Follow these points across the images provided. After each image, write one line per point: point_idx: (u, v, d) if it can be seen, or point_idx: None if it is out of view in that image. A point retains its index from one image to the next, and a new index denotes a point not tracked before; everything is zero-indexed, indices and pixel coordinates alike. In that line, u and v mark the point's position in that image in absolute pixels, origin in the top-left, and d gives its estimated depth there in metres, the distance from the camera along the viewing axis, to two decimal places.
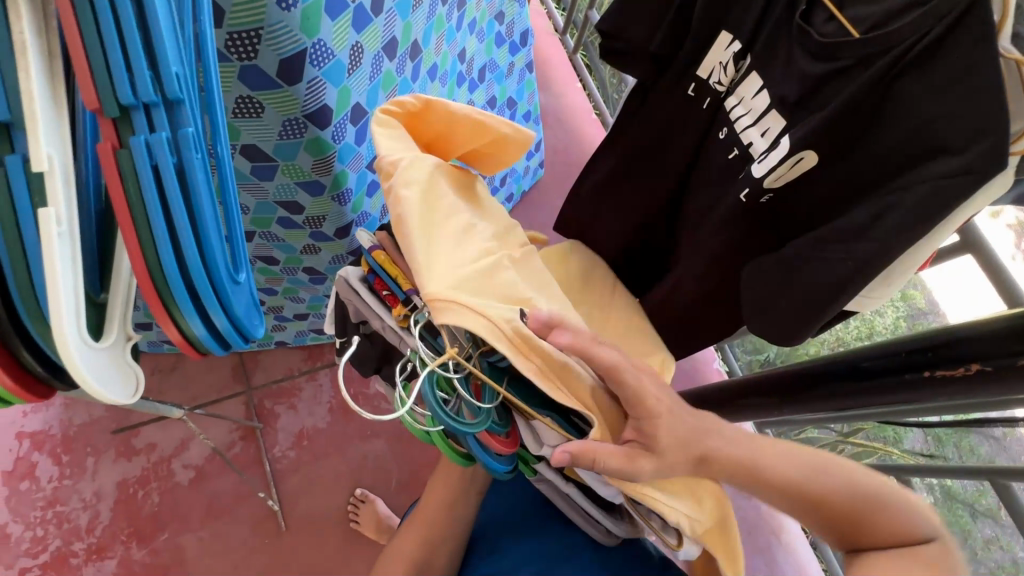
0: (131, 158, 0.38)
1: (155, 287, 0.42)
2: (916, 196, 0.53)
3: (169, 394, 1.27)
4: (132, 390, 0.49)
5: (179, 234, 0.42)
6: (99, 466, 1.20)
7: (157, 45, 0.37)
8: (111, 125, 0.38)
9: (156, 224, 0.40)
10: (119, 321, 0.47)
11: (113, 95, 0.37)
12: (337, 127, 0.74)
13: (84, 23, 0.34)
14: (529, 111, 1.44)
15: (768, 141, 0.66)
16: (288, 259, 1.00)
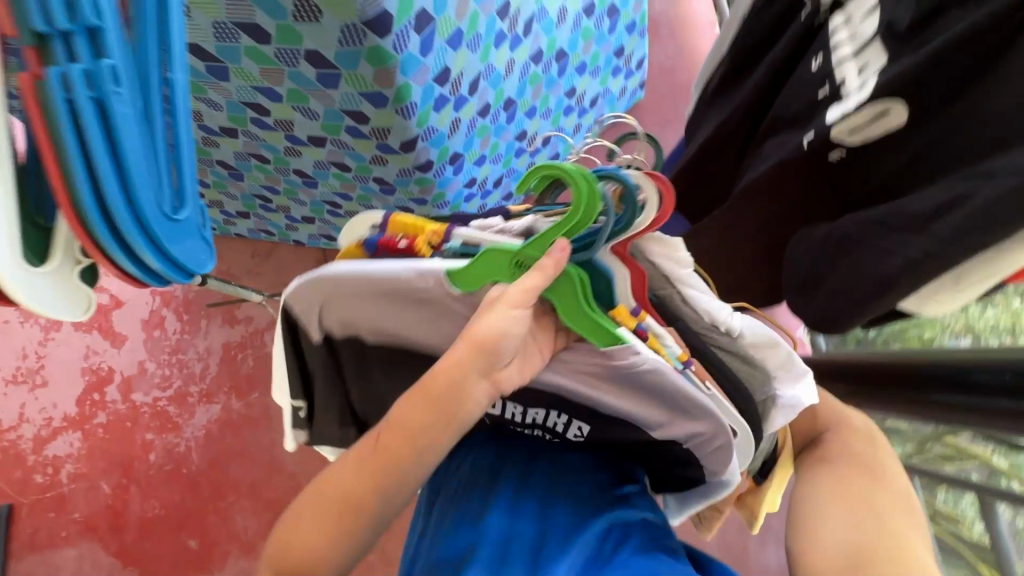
0: (47, 88, 0.43)
1: (78, 220, 0.50)
2: (989, 195, 0.42)
3: (264, 276, 1.43)
4: (83, 307, 0.60)
5: (102, 179, 0.49)
6: (210, 328, 1.42)
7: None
8: (37, 54, 0.44)
9: (76, 160, 0.46)
10: (64, 245, 0.56)
11: (31, 25, 0.42)
12: (399, 36, 0.71)
13: None
14: (634, 21, 1.27)
15: (863, 80, 0.53)
16: (359, 168, 1.02)
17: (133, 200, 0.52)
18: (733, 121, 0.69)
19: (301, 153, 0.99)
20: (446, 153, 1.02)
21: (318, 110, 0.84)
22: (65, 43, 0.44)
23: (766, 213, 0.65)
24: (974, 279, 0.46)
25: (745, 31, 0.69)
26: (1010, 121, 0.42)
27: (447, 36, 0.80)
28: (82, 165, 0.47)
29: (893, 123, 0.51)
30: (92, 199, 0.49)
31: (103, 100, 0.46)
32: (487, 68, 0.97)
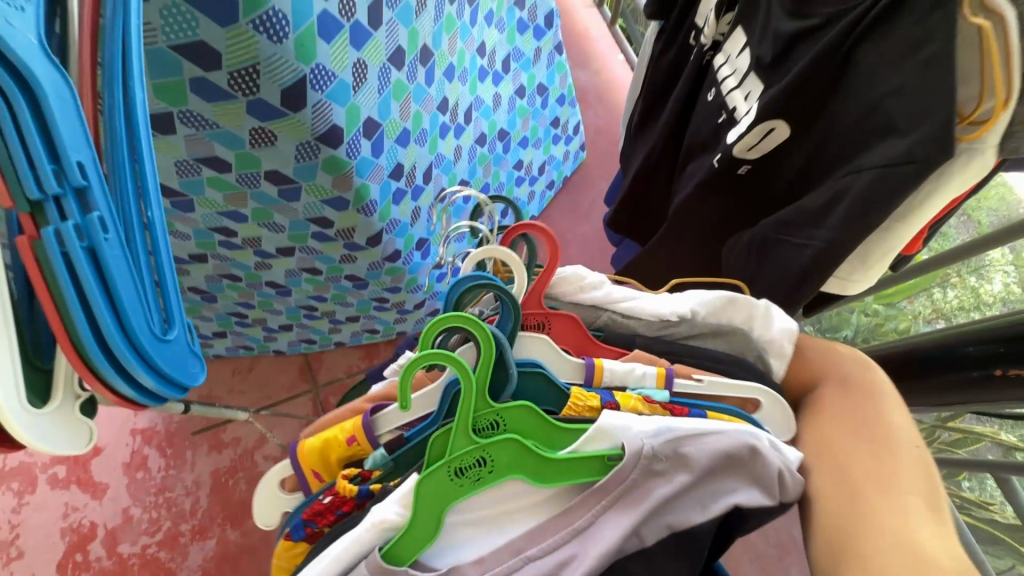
0: (44, 250, 0.39)
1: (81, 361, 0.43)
2: (864, 184, 0.53)
3: (248, 393, 1.40)
4: (85, 439, 0.51)
5: (97, 309, 0.42)
6: (197, 458, 1.37)
7: (51, 128, 0.37)
8: (29, 217, 0.38)
9: (69, 296, 0.40)
10: (66, 380, 0.49)
11: (22, 189, 0.37)
12: (351, 144, 0.77)
13: None
14: (563, 93, 1.40)
15: (749, 104, 0.64)
16: (330, 269, 1.05)
17: (128, 326, 0.44)
18: (659, 148, 0.80)
19: (271, 265, 1.02)
20: (412, 239, 1.07)
21: (283, 223, 0.88)
22: (57, 200, 0.39)
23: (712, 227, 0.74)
24: (878, 259, 0.59)
25: (650, 78, 0.83)
26: (865, 124, 0.54)
27: (395, 136, 0.87)
28: (79, 303, 0.41)
29: (779, 135, 0.62)
30: (91, 331, 0.42)
31: (95, 250, 0.41)
32: (438, 157, 1.04)
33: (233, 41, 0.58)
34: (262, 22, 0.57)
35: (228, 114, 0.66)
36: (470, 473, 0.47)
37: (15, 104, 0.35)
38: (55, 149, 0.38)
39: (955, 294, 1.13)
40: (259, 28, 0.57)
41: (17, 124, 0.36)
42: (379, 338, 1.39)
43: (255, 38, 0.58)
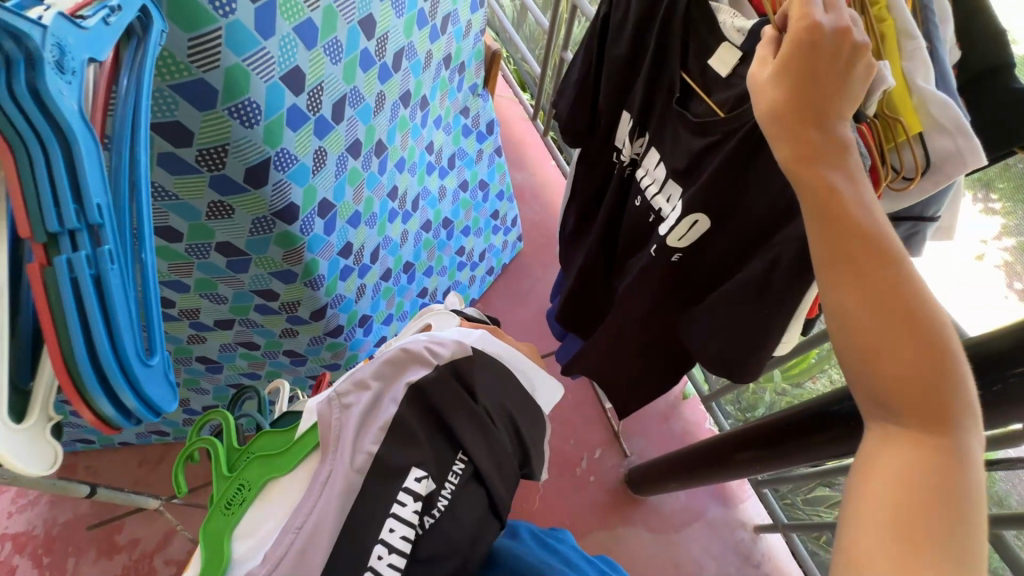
0: (57, 276, 0.38)
1: (71, 384, 0.40)
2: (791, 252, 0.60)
3: (155, 485, 1.26)
4: (50, 461, 0.43)
5: (96, 335, 0.40)
6: (80, 567, 1.17)
7: (81, 175, 0.37)
8: (41, 247, 0.38)
9: (73, 324, 0.38)
10: (44, 401, 0.41)
11: (41, 220, 0.37)
12: (305, 221, 0.82)
13: (21, 163, 0.36)
14: (502, 189, 1.55)
15: (672, 205, 0.74)
16: (268, 343, 1.04)
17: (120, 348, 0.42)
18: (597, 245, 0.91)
19: (206, 338, 0.99)
20: (355, 316, 1.09)
21: (227, 294, 0.89)
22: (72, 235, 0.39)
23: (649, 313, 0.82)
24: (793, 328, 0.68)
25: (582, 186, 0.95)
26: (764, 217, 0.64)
27: (347, 217, 0.93)
28: (78, 328, 0.39)
29: (701, 225, 0.70)
30: (87, 356, 0.40)
31: (101, 277, 0.40)
32: (385, 239, 1.11)
33: (208, 124, 0.64)
34: (237, 109, 0.64)
35: (190, 187, 0.70)
36: (233, 499, 0.57)
37: (52, 150, 0.36)
38: (79, 191, 0.38)
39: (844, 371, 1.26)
40: (234, 114, 0.64)
41: (51, 166, 0.36)
42: None
43: (229, 122, 0.64)
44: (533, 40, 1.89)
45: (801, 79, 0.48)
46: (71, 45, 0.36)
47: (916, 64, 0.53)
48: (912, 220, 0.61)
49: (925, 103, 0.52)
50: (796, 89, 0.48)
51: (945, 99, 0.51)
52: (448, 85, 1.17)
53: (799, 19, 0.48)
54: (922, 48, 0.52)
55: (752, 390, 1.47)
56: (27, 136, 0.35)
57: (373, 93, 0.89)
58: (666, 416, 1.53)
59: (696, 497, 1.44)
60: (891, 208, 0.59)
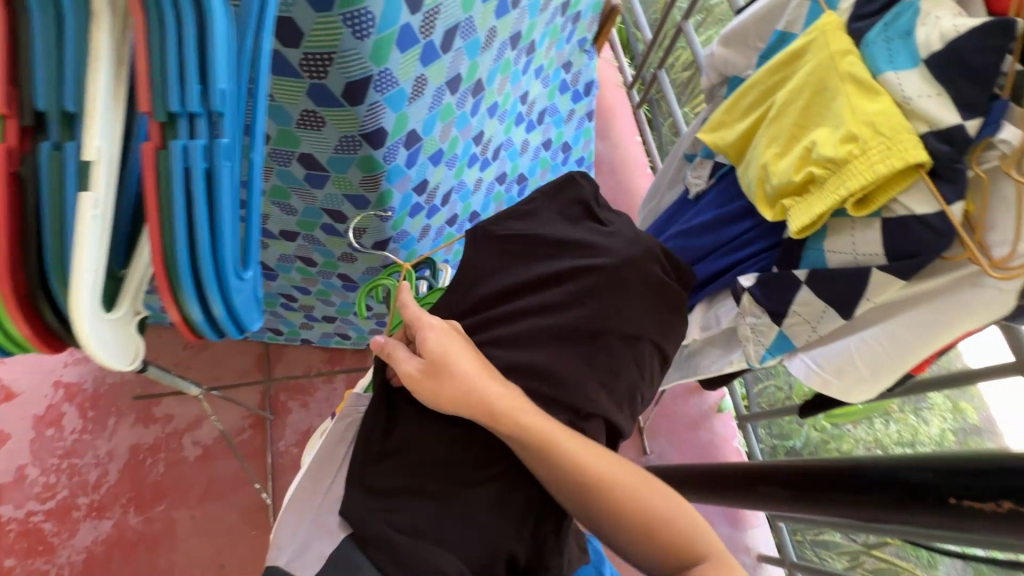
0: (169, 160, 0.36)
1: (165, 278, 0.39)
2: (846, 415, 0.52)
3: (195, 370, 1.32)
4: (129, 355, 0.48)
5: (198, 229, 0.38)
6: (118, 428, 1.25)
7: (211, 54, 0.35)
8: (158, 127, 0.36)
9: (178, 214, 0.37)
10: (133, 292, 0.45)
11: (160, 98, 0.34)
12: (390, 149, 0.78)
13: (149, 36, 0.33)
14: (583, 156, 1.47)
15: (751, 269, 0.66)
16: (325, 263, 1.04)
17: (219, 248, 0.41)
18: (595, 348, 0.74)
19: (268, 245, 1.00)
20: (414, 255, 1.06)
21: (298, 206, 0.88)
22: (190, 119, 0.36)
23: (760, 311, 0.69)
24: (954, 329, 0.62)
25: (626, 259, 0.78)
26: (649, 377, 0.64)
27: (430, 153, 0.89)
28: (183, 217, 0.37)
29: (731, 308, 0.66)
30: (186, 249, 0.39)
31: (212, 172, 0.38)
32: (460, 183, 1.07)
33: (320, 27, 0.60)
34: (351, 17, 0.59)
35: (287, 91, 0.67)
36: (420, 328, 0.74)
37: (186, 13, 0.33)
38: (206, 71, 0.35)
39: (896, 426, 1.21)
40: (347, 22, 0.60)
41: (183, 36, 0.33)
42: (348, 345, 1.35)
43: (340, 29, 0.60)
44: (649, 2, 1.75)
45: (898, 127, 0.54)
46: None
47: None
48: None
49: None
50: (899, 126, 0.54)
51: None
52: (559, 34, 1.09)
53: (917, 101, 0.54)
54: None
55: (790, 421, 1.41)
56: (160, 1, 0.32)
57: (486, 28, 0.82)
58: (694, 424, 1.49)
59: (706, 512, 1.41)
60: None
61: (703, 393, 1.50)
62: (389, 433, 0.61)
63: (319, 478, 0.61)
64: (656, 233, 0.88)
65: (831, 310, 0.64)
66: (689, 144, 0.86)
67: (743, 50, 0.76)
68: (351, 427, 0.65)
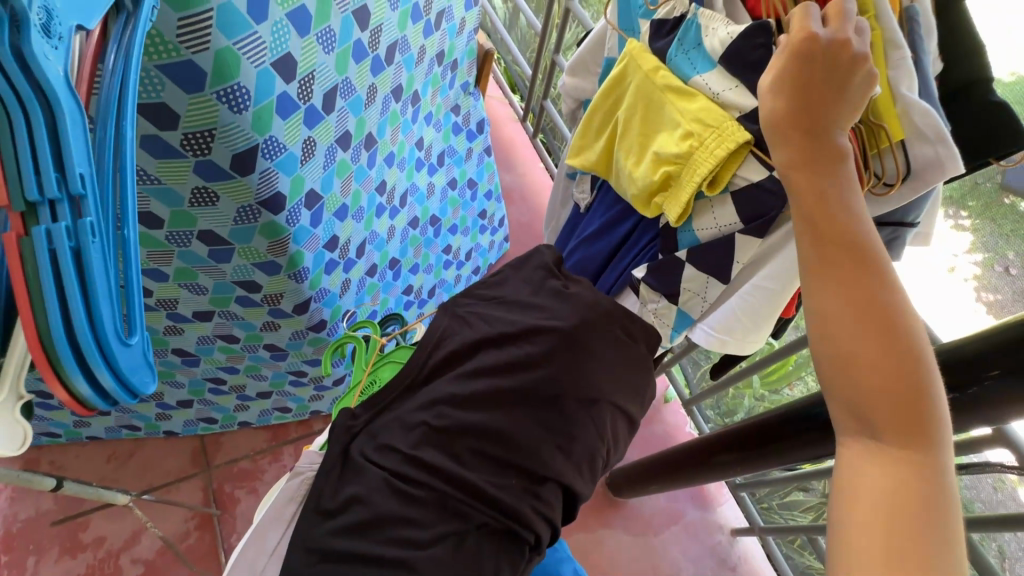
0: (34, 247, 0.36)
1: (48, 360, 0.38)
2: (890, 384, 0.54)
3: (124, 481, 1.22)
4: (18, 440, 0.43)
5: (73, 307, 0.38)
6: (41, 566, 1.13)
7: (65, 147, 0.36)
8: (19, 216, 0.36)
9: (49, 295, 0.37)
10: (14, 379, 0.41)
11: (20, 187, 0.35)
12: (291, 212, 0.80)
13: (1, 133, 0.34)
14: (491, 189, 1.55)
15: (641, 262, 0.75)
16: (248, 337, 1.02)
17: (97, 319, 0.40)
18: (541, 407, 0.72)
19: (183, 330, 0.97)
20: (339, 311, 1.06)
21: (207, 284, 0.87)
22: (52, 205, 0.37)
23: (658, 296, 0.75)
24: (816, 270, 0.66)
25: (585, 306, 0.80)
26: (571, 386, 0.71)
27: (334, 210, 0.92)
28: (55, 297, 0.37)
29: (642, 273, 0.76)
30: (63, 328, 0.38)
31: (81, 252, 0.38)
32: (372, 234, 1.09)
33: (195, 106, 0.62)
34: (226, 94, 0.62)
35: (173, 171, 0.68)
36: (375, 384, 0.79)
37: (34, 114, 0.34)
38: (62, 160, 0.36)
39: None
40: (222, 99, 0.62)
41: (33, 135, 0.34)
42: (290, 418, 1.31)
43: (217, 106, 0.63)
44: (524, 43, 1.89)
45: (800, 85, 0.50)
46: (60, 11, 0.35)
47: (901, 72, 0.53)
48: (893, 225, 0.62)
49: (907, 111, 0.54)
50: (797, 95, 0.50)
51: (926, 106, 0.53)
52: (440, 82, 1.17)
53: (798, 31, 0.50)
54: (906, 58, 0.53)
55: (731, 395, 1.49)
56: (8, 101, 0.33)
57: (365, 85, 0.88)
58: (647, 419, 1.55)
59: (675, 501, 1.45)
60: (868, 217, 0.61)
61: (649, 387, 1.57)
62: (338, 490, 0.66)
63: (268, 535, 0.67)
64: (560, 248, 0.95)
65: (712, 280, 0.72)
66: (568, 165, 0.95)
67: (589, 76, 0.86)
68: (302, 486, 0.69)
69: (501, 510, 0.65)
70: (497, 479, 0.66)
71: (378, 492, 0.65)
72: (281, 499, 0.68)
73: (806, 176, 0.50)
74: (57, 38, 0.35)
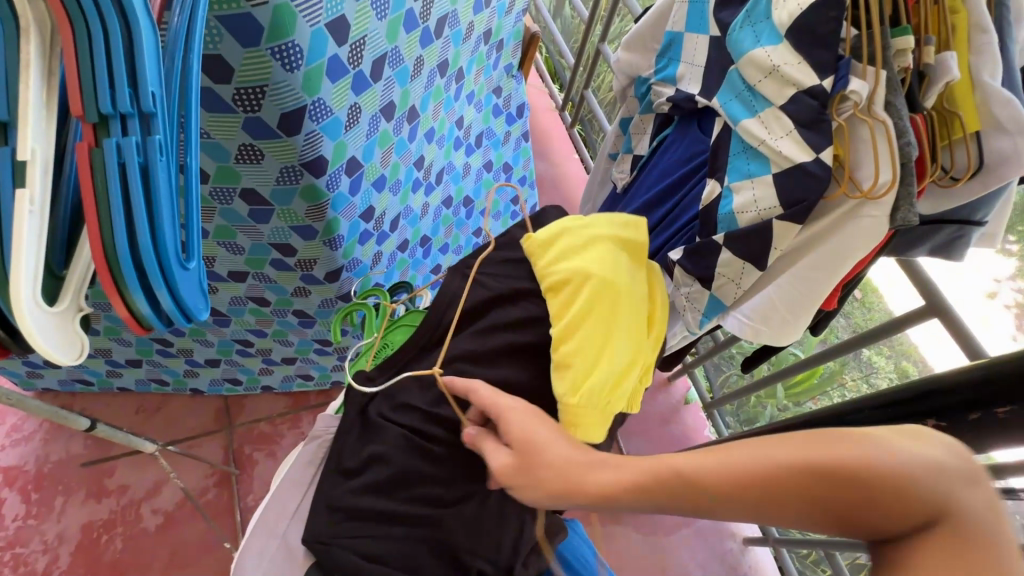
0: (105, 159, 0.36)
1: (109, 270, 0.38)
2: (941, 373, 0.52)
3: (149, 434, 1.25)
4: (76, 351, 0.43)
5: (138, 223, 0.38)
6: (66, 508, 1.17)
7: (140, 64, 0.36)
8: (91, 128, 0.36)
9: (117, 208, 0.37)
10: (77, 285, 0.42)
11: (97, 101, 0.35)
12: (332, 177, 0.80)
13: (80, 47, 0.34)
14: (524, 176, 1.53)
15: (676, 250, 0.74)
16: (279, 301, 1.03)
17: (159, 235, 0.40)
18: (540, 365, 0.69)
19: (218, 289, 0.98)
20: (369, 283, 1.06)
21: (244, 244, 0.88)
22: (124, 121, 0.37)
23: (691, 279, 0.73)
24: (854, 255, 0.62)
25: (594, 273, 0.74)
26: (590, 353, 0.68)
27: (372, 180, 0.92)
28: (123, 212, 0.37)
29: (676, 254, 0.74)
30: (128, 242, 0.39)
31: (148, 168, 0.38)
32: (406, 209, 1.10)
33: (249, 61, 0.62)
34: (280, 50, 0.62)
35: (222, 127, 0.69)
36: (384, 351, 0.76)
37: (111, 24, 0.34)
38: (135, 77, 0.36)
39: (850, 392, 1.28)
40: (276, 55, 0.63)
41: (110, 50, 0.35)
42: (312, 387, 1.33)
43: (269, 63, 0.63)
44: (569, 32, 1.87)
45: None
46: None
47: (985, 59, 0.55)
48: (958, 223, 0.64)
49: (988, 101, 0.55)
50: None
51: (1006, 96, 0.55)
52: (485, 61, 1.16)
53: None
54: (992, 43, 0.54)
55: (754, 403, 1.46)
56: (88, 11, 0.33)
57: (412, 57, 0.87)
58: (666, 419, 1.52)
59: (689, 504, 1.42)
60: (935, 207, 0.64)
61: (670, 387, 1.54)
62: (360, 449, 0.66)
63: (288, 500, 0.66)
64: None
65: (749, 265, 0.68)
66: (612, 145, 0.95)
67: (644, 53, 0.85)
68: (321, 448, 0.69)
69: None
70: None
71: (398, 448, 0.65)
72: (287, 475, 0.68)
73: None
74: None
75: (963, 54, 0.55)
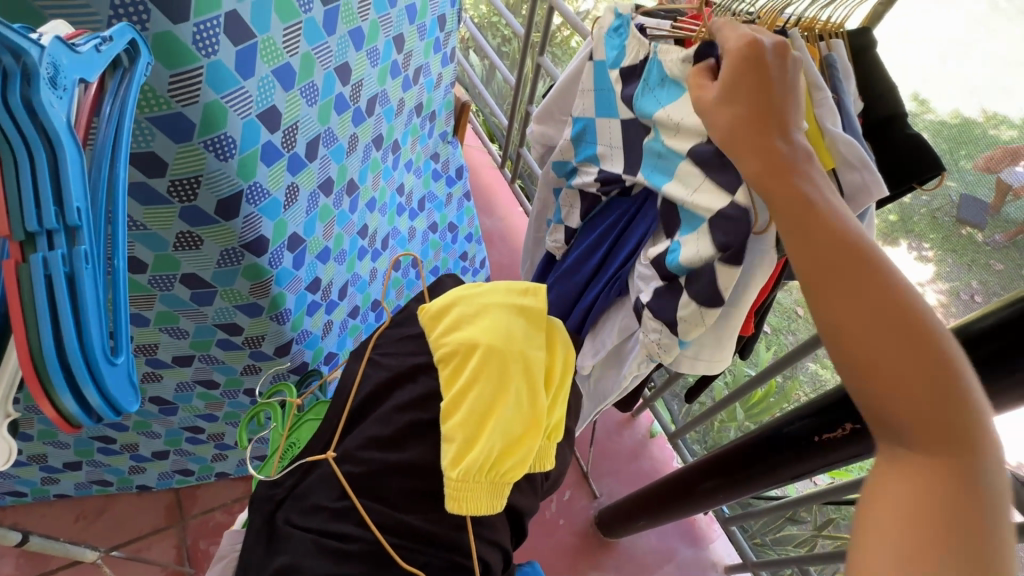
0: (31, 272, 0.38)
1: (36, 377, 0.39)
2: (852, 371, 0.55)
3: (92, 542, 1.16)
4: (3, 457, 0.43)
5: (65, 328, 0.39)
6: None
7: (65, 181, 0.38)
8: (18, 245, 0.38)
9: (42, 316, 0.38)
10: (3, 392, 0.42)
11: (24, 218, 0.37)
12: (274, 254, 0.83)
13: (8, 173, 0.36)
14: (471, 233, 1.59)
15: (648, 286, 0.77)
16: (228, 382, 1.01)
17: (86, 337, 0.41)
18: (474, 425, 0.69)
19: (162, 377, 0.96)
20: (321, 353, 1.07)
21: (188, 328, 0.87)
22: (50, 235, 0.39)
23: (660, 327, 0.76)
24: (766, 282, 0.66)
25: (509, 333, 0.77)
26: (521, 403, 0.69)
27: (316, 253, 0.95)
28: (48, 318, 0.38)
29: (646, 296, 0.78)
30: (54, 348, 0.39)
31: (73, 276, 0.40)
32: (354, 276, 1.12)
33: (182, 156, 0.66)
34: (212, 143, 0.66)
35: (159, 218, 0.71)
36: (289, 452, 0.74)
37: (38, 154, 0.37)
38: (59, 193, 0.38)
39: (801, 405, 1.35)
40: (209, 147, 0.66)
41: (36, 173, 0.37)
42: None
43: (203, 155, 0.66)
44: (501, 96, 2.00)
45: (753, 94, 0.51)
46: (66, 67, 0.39)
47: (825, 109, 0.64)
48: None
49: (834, 143, 0.64)
50: (752, 102, 0.51)
51: (849, 140, 0.63)
52: (419, 131, 1.23)
53: (742, 40, 0.53)
54: (828, 98, 0.64)
55: (716, 427, 1.50)
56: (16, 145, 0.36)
57: (346, 134, 0.93)
58: (634, 454, 1.54)
59: (666, 539, 1.42)
60: None
61: (634, 422, 1.57)
62: (266, 563, 0.62)
63: None
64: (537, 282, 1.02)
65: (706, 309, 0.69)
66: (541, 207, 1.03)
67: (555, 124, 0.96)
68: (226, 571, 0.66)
69: (428, 543, 0.63)
70: (430, 515, 0.64)
71: (308, 555, 0.60)
72: None
73: (787, 182, 0.48)
74: (63, 88, 0.38)
75: (810, 107, 0.64)
